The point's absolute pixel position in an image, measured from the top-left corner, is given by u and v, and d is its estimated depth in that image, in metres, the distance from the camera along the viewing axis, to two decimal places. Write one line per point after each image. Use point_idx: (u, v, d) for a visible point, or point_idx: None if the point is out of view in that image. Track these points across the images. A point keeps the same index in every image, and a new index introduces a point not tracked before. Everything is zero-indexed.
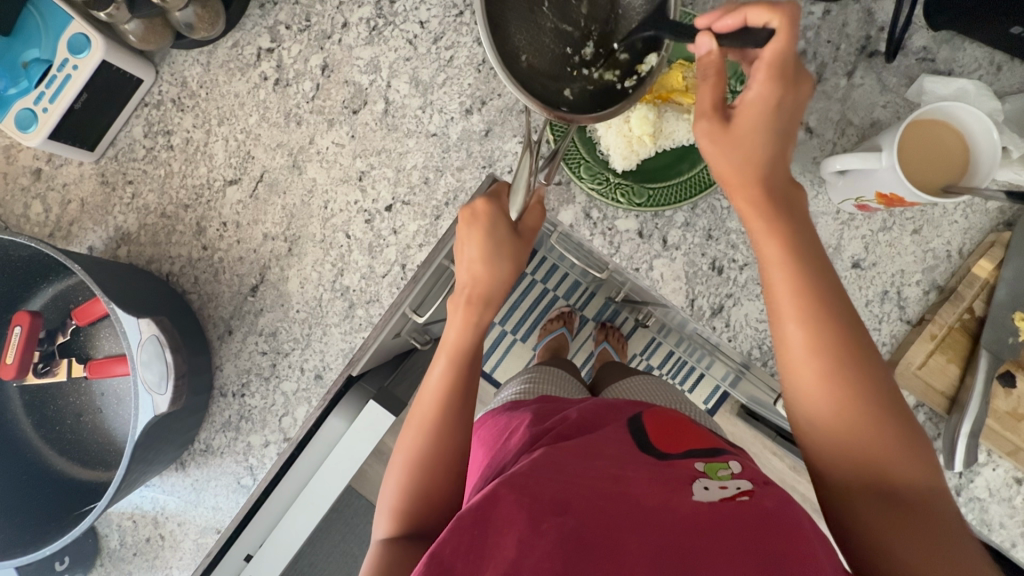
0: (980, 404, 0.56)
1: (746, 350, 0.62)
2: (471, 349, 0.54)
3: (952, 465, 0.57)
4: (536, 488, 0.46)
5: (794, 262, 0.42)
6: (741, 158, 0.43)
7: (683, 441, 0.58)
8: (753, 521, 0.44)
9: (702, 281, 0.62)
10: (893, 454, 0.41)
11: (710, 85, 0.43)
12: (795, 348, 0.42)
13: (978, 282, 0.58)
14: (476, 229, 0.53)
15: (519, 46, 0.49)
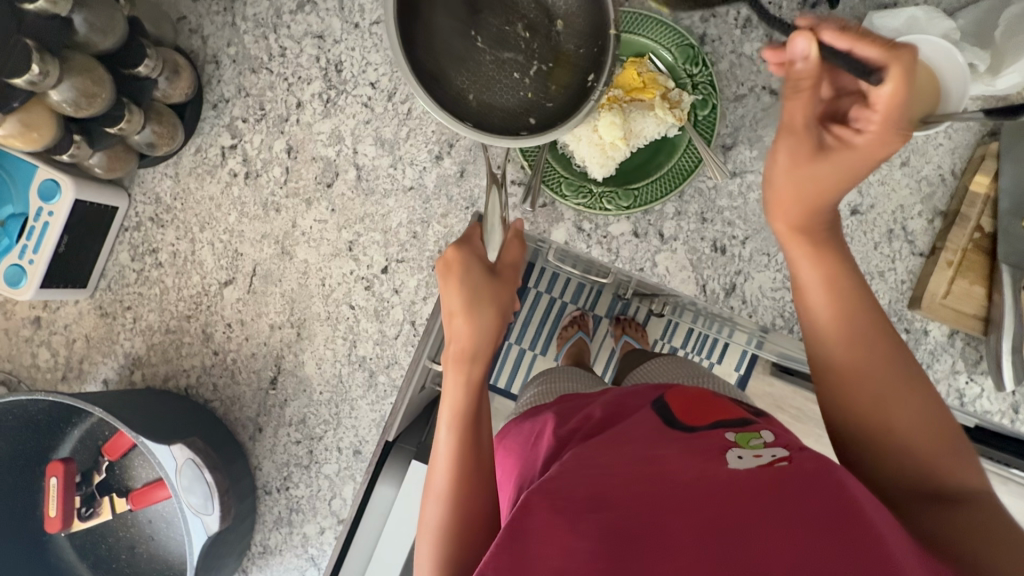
0: (1015, 318, 0.55)
1: (769, 320, 0.62)
2: (473, 410, 0.52)
3: (1003, 385, 0.56)
4: (569, 487, 0.45)
5: (836, 297, 0.46)
6: (820, 187, 0.43)
7: (710, 416, 0.56)
8: (791, 478, 0.43)
9: (708, 265, 0.62)
10: (953, 467, 0.42)
11: (804, 98, 0.41)
12: (845, 374, 0.45)
13: (980, 198, 0.57)
14: (453, 277, 0.53)
15: (463, 86, 0.51)
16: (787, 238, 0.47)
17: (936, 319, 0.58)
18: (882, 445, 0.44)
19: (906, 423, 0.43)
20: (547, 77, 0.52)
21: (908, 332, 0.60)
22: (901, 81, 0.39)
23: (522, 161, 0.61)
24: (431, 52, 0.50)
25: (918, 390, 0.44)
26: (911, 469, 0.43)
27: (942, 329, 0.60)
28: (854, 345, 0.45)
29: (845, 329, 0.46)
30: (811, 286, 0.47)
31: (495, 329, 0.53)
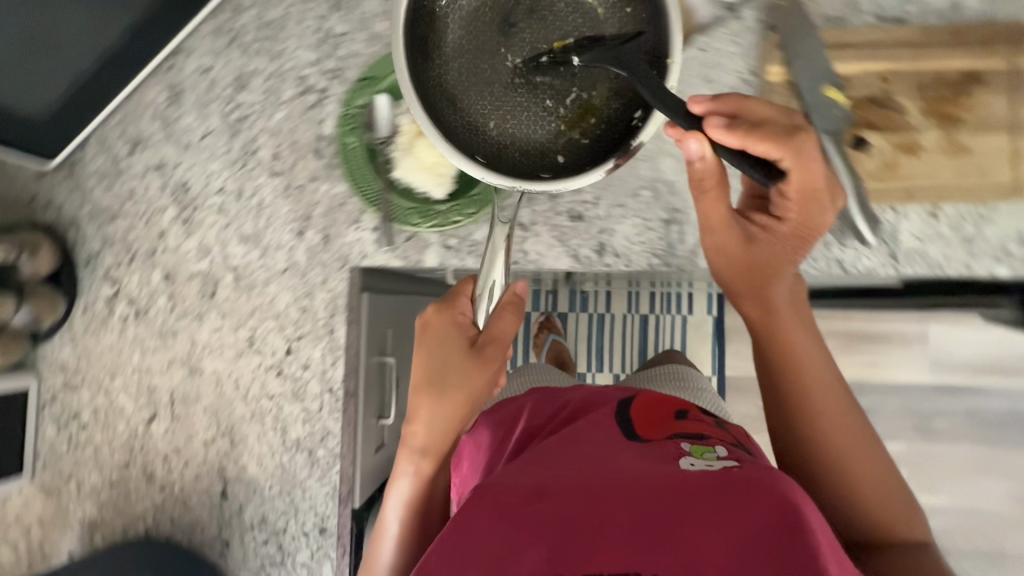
0: (849, 179, 0.58)
1: (647, 263, 0.64)
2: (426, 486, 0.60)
3: (864, 240, 0.59)
4: (518, 479, 0.47)
5: (807, 347, 0.57)
6: (733, 261, 0.55)
7: (672, 427, 0.60)
8: (729, 474, 0.44)
9: (573, 235, 0.64)
10: (864, 437, 0.58)
11: (713, 195, 0.52)
12: (808, 393, 0.57)
13: (780, 85, 0.62)
14: (427, 340, 0.58)
15: (483, 112, 0.48)
16: (739, 296, 0.57)
17: None
18: (843, 481, 0.57)
19: (845, 454, 0.57)
20: (579, 112, 0.49)
21: None
22: (799, 166, 0.50)
23: (371, 209, 0.65)
24: (432, 83, 0.47)
25: (871, 442, 0.58)
26: (859, 489, 0.57)
27: None
28: (800, 374, 0.57)
29: (802, 325, 0.57)
30: (728, 265, 0.56)
31: (457, 413, 0.58)
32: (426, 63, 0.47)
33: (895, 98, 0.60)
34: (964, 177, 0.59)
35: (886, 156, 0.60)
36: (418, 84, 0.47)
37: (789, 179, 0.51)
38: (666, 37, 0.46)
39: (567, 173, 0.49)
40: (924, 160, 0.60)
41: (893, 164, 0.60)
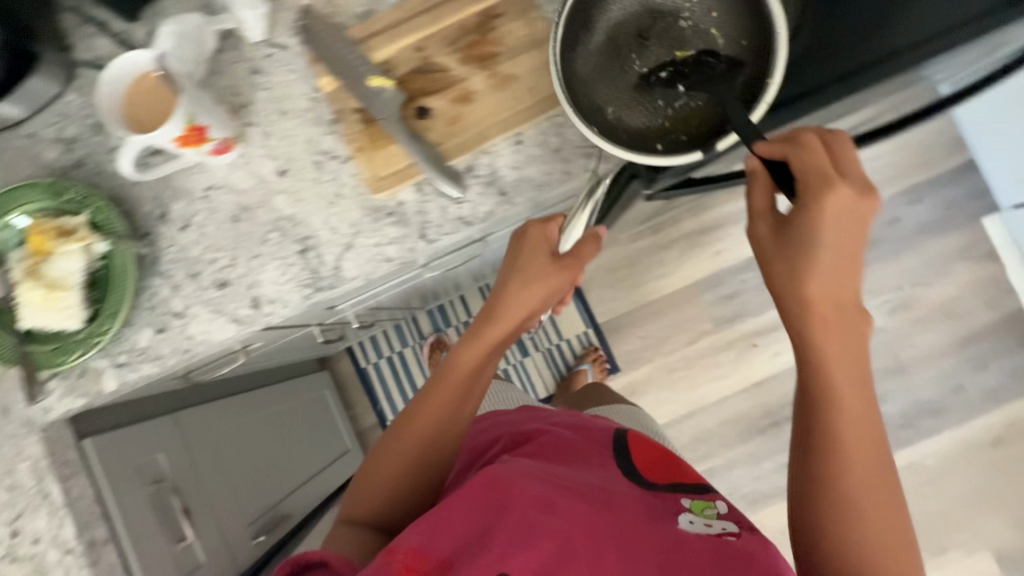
0: (417, 147, 0.61)
1: (302, 296, 0.65)
2: (414, 453, 0.65)
3: (454, 193, 0.62)
4: (535, 489, 0.54)
5: (857, 290, 0.50)
6: (524, 300, 0.64)
7: (670, 475, 0.67)
8: (736, 556, 0.51)
9: (225, 301, 0.65)
10: (896, 510, 0.48)
11: (546, 285, 0.64)
12: (840, 344, 0.49)
13: (335, 91, 0.64)
14: (531, 287, 0.64)
15: (583, 72, 0.59)
16: (802, 258, 0.49)
17: (389, 192, 0.63)
18: (879, 503, 0.48)
19: (886, 475, 0.48)
20: (669, 82, 0.58)
21: (393, 214, 0.64)
22: (850, 175, 0.48)
23: (22, 364, 0.64)
24: (571, 78, 0.58)
25: (883, 449, 0.49)
26: (873, 521, 0.47)
27: (409, 190, 0.64)
28: (848, 371, 0.49)
29: (845, 333, 0.50)
30: (787, 284, 0.51)
31: (474, 359, 0.66)
32: (568, 57, 0.58)
33: (434, 60, 0.63)
34: (517, 103, 0.63)
35: (450, 113, 0.63)
36: (565, 82, 0.57)
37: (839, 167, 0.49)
38: (767, 56, 0.54)
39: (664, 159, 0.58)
40: (479, 102, 0.63)
41: (456, 118, 0.63)
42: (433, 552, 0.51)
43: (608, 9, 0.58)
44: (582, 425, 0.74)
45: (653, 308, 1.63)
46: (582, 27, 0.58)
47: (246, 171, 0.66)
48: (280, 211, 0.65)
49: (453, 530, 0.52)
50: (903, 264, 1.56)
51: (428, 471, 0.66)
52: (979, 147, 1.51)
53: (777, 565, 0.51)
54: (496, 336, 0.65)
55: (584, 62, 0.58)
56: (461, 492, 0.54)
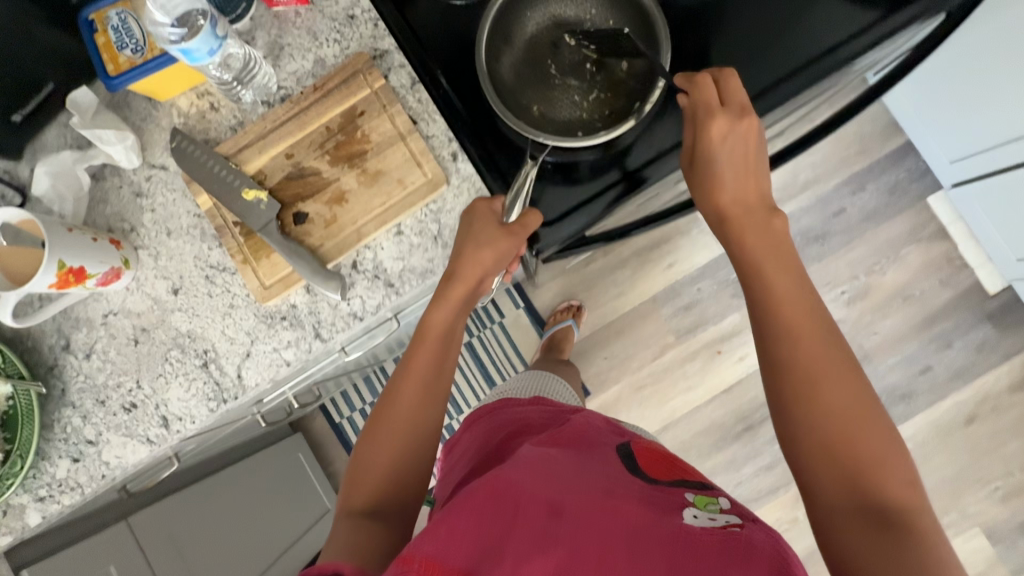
0: (295, 254, 0.62)
1: (208, 410, 0.66)
2: (400, 449, 0.62)
3: (336, 295, 0.63)
4: (540, 493, 0.53)
5: (782, 259, 0.57)
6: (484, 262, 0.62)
7: (669, 471, 0.65)
8: (743, 545, 0.48)
9: (135, 424, 0.66)
10: (887, 462, 0.47)
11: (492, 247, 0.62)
12: (789, 297, 0.54)
13: (214, 208, 0.65)
14: (485, 245, 0.62)
15: (507, 70, 0.68)
16: (720, 214, 0.60)
17: (278, 298, 0.64)
18: (866, 474, 0.47)
19: (880, 445, 0.48)
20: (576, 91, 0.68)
21: (286, 318, 0.66)
22: (736, 88, 0.60)
23: None
24: (498, 78, 0.67)
25: (867, 401, 0.49)
26: (851, 467, 0.47)
27: (300, 292, 0.65)
28: (803, 311, 0.54)
29: (772, 238, 0.58)
30: (736, 191, 0.59)
31: (435, 352, 0.65)
32: (495, 57, 0.67)
33: (305, 165, 0.64)
34: (390, 197, 0.64)
35: (326, 215, 0.64)
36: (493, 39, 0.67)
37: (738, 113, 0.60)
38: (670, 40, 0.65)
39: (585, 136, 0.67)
40: (353, 202, 0.64)
41: (333, 220, 0.64)
42: (445, 562, 0.45)
43: (526, 23, 0.69)
44: (583, 417, 0.72)
45: (616, 328, 1.64)
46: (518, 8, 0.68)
47: (142, 293, 0.67)
48: (178, 328, 0.67)
49: (464, 544, 0.47)
50: (854, 254, 1.58)
51: (413, 463, 0.63)
52: (911, 131, 1.53)
53: (760, 543, 0.49)
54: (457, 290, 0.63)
55: (508, 63, 0.68)
56: (467, 504, 0.51)
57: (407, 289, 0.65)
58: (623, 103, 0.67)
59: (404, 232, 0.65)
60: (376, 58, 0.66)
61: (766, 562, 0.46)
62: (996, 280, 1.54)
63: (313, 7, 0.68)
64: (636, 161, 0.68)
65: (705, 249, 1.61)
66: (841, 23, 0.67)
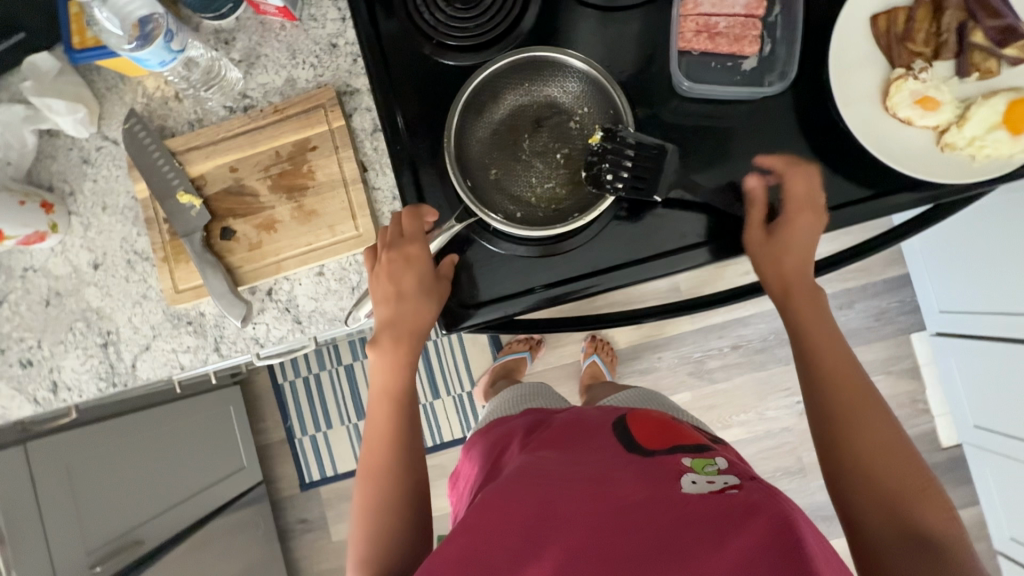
0: (210, 270, 0.62)
1: (97, 387, 0.68)
2: (377, 490, 0.65)
3: (237, 320, 0.63)
4: (524, 499, 0.56)
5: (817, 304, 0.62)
6: (411, 308, 0.63)
7: (669, 439, 0.66)
8: (737, 505, 0.50)
9: (27, 380, 0.68)
10: (915, 475, 0.54)
11: (414, 296, 0.62)
12: (822, 349, 0.61)
13: (149, 199, 0.66)
14: (407, 296, 0.62)
15: (478, 132, 0.62)
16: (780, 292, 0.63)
17: (186, 304, 0.65)
18: (895, 498, 0.53)
19: (907, 462, 0.55)
20: (535, 177, 0.62)
21: (192, 323, 0.66)
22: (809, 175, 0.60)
23: None
24: (463, 137, 0.62)
25: (877, 419, 0.57)
26: (882, 506, 0.53)
27: (211, 303, 0.66)
28: (835, 356, 0.61)
29: (822, 316, 0.62)
30: (795, 264, 0.61)
31: (380, 403, 0.66)
32: (469, 117, 0.62)
33: (246, 184, 0.64)
34: (318, 238, 0.64)
35: (251, 238, 0.64)
36: (473, 98, 0.61)
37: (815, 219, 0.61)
38: (657, 167, 0.57)
39: (518, 223, 0.62)
40: (282, 233, 0.64)
41: (258, 245, 0.64)
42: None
43: (517, 90, 0.63)
44: (575, 412, 0.76)
45: (569, 370, 1.65)
46: (512, 73, 0.62)
47: (65, 258, 0.68)
48: (88, 302, 0.68)
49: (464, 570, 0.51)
50: None
51: (395, 497, 0.64)
52: (914, 265, 1.49)
53: (761, 501, 0.50)
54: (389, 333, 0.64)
55: (480, 126, 0.62)
56: (473, 521, 0.56)
57: (314, 329, 0.66)
58: (571, 206, 0.62)
59: (325, 272, 0.65)
60: (346, 95, 0.66)
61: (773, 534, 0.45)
62: (951, 434, 1.54)
63: (299, 24, 0.66)
64: (581, 241, 0.63)
65: (674, 321, 1.63)
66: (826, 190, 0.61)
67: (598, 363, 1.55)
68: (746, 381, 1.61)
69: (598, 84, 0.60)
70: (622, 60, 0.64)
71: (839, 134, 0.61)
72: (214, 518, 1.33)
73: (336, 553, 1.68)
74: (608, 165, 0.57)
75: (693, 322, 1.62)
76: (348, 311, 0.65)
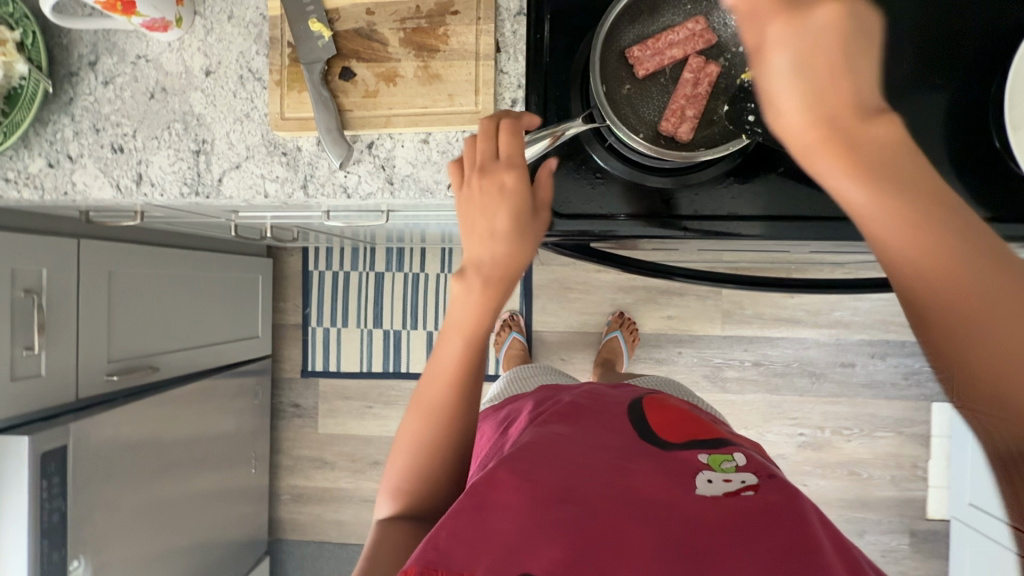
0: (321, 103, 0.61)
1: (178, 192, 0.68)
2: (431, 435, 0.60)
3: (335, 161, 0.63)
4: (543, 475, 0.54)
5: (918, 224, 0.36)
6: (494, 257, 0.56)
7: (684, 433, 0.66)
8: (758, 504, 0.52)
9: (114, 166, 0.68)
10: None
11: (492, 239, 0.55)
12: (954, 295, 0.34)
13: (277, 19, 0.65)
14: (491, 238, 0.55)
15: (628, 40, 0.60)
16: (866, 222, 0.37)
17: (286, 133, 0.65)
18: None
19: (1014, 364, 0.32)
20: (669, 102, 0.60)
21: (286, 155, 0.66)
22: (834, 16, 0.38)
23: None
24: (612, 41, 0.60)
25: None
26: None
27: (309, 141, 0.65)
28: (962, 294, 0.34)
29: (914, 231, 0.35)
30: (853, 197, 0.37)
31: (455, 347, 0.59)
32: (620, 22, 0.60)
33: (378, 30, 0.63)
34: (435, 104, 0.63)
35: (369, 84, 0.63)
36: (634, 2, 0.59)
37: (845, 33, 0.38)
38: None
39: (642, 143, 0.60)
40: (401, 89, 0.63)
41: (373, 94, 0.63)
42: (451, 567, 0.46)
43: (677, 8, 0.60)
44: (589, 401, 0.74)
45: (589, 340, 1.64)
46: None
47: (180, 56, 0.68)
48: (191, 106, 0.67)
49: (473, 542, 0.48)
50: (831, 407, 1.59)
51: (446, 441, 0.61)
52: None
53: (777, 500, 0.52)
54: (491, 272, 0.56)
55: (631, 34, 0.60)
56: (487, 492, 0.52)
57: (402, 194, 0.65)
58: (699, 139, 0.59)
59: (430, 141, 0.64)
60: None
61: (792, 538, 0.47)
62: (940, 508, 1.56)
63: None
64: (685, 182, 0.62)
65: (706, 322, 1.62)
66: None
67: (619, 340, 1.55)
68: (757, 399, 1.61)
69: None
70: None
71: (985, 148, 0.58)
72: (223, 373, 1.36)
73: (319, 444, 1.73)
74: (752, 106, 0.56)
75: (723, 328, 1.61)
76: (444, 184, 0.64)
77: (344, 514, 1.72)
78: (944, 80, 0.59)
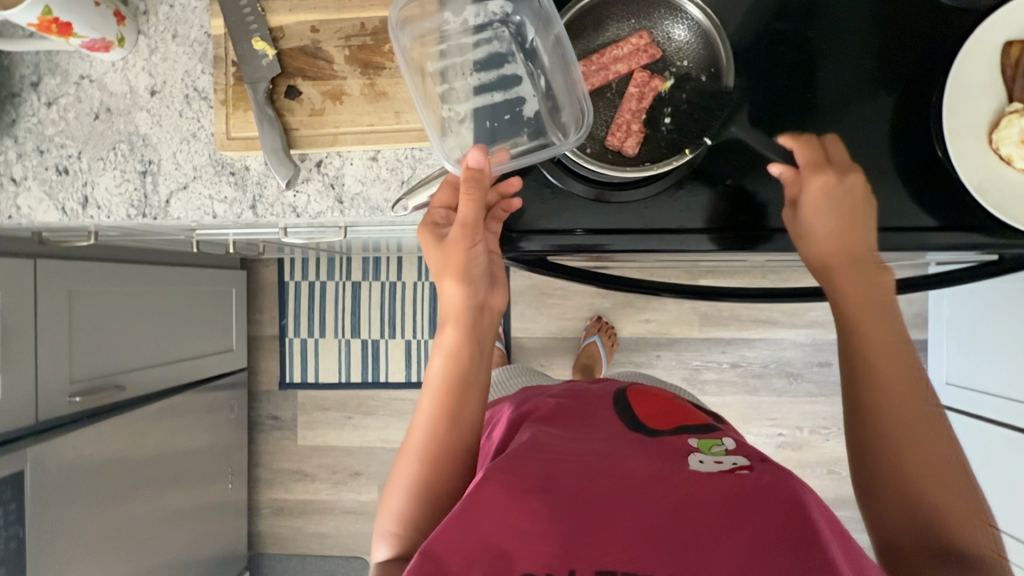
0: (266, 123, 0.61)
1: (125, 214, 0.67)
2: (423, 482, 0.62)
3: (281, 180, 0.62)
4: (526, 470, 0.56)
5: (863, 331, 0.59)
6: (446, 283, 0.64)
7: (670, 419, 0.70)
8: (748, 483, 0.53)
9: (59, 188, 0.67)
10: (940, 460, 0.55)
11: (455, 253, 0.61)
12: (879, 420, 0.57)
13: (221, 38, 0.64)
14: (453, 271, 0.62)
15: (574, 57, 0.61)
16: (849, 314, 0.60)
17: (234, 153, 0.64)
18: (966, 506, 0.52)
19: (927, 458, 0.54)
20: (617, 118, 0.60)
21: (234, 175, 0.65)
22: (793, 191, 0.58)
23: None
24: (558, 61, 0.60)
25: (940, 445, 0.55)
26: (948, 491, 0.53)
27: (258, 160, 0.65)
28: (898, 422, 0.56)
29: (880, 319, 0.59)
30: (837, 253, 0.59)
31: (428, 396, 0.65)
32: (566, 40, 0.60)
33: (323, 47, 0.62)
34: (382, 121, 0.62)
35: (315, 103, 0.62)
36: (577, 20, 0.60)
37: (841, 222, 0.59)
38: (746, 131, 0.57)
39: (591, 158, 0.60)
40: (348, 107, 0.62)
41: (320, 112, 0.62)
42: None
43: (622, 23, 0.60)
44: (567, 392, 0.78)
45: (568, 346, 1.64)
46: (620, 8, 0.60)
47: (125, 76, 0.67)
48: (136, 126, 0.66)
49: (470, 548, 0.49)
50: (809, 407, 1.60)
51: (442, 477, 0.62)
52: (935, 333, 1.46)
53: (768, 478, 0.54)
54: (454, 313, 0.65)
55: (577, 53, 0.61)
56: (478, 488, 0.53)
57: (352, 213, 0.64)
58: (644, 153, 0.60)
59: (380, 158, 0.64)
60: None
61: (784, 524, 0.49)
62: None
63: None
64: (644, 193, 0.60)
65: (683, 325, 1.62)
66: (891, 209, 0.59)
67: (597, 346, 1.55)
68: (735, 401, 1.62)
69: (706, 38, 0.59)
70: (737, 23, 0.60)
71: (930, 157, 0.59)
72: (195, 390, 1.34)
73: (298, 457, 1.72)
74: None
75: (700, 331, 1.62)
76: (394, 201, 0.64)
77: (326, 527, 1.71)
78: (887, 90, 0.59)
